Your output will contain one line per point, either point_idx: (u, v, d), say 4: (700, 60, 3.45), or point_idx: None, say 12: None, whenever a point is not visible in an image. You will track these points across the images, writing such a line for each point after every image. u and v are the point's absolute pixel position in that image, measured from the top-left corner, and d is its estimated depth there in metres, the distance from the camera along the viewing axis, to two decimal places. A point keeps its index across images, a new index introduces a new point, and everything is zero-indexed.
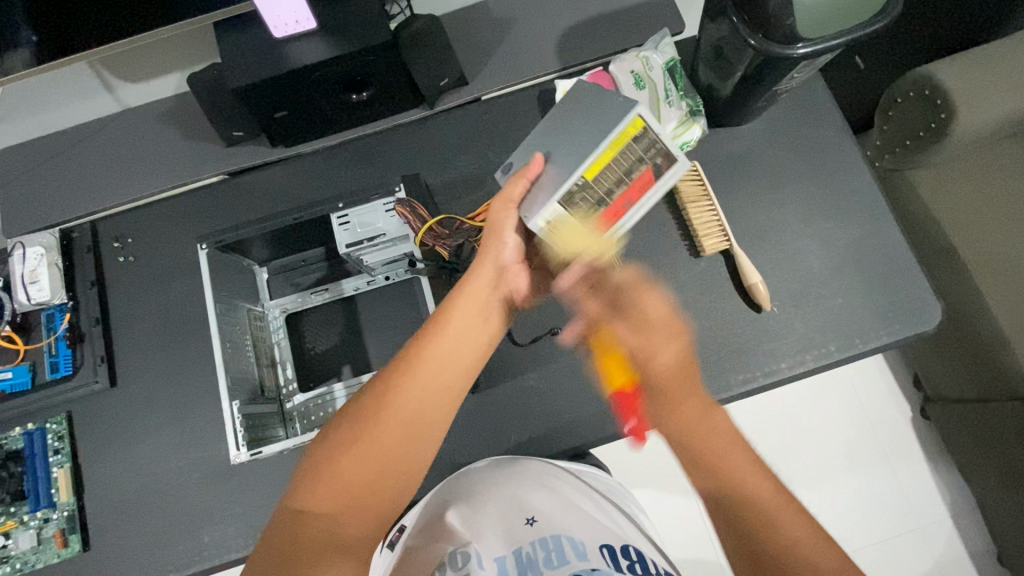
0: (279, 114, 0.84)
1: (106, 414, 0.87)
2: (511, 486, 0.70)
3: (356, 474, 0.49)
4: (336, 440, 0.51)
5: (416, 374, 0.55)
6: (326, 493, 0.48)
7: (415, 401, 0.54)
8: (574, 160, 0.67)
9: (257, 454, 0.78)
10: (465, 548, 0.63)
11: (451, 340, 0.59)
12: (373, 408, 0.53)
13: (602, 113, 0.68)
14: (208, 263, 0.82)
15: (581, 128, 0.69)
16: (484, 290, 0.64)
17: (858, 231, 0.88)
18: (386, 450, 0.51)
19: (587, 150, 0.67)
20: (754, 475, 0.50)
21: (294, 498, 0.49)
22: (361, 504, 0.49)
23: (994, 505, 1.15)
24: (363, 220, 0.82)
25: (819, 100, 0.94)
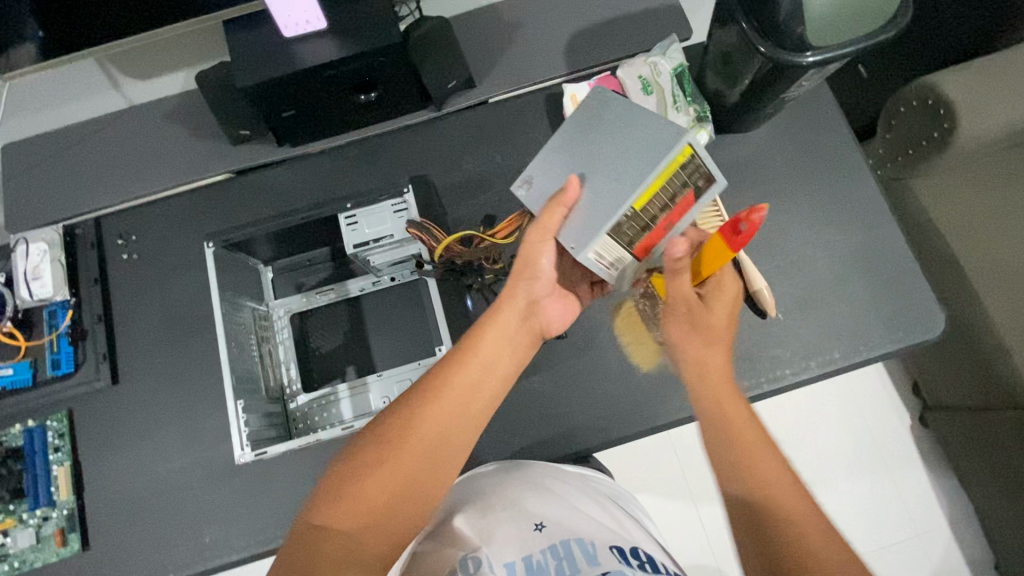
0: (286, 113, 0.84)
1: (108, 412, 0.87)
2: (517, 491, 0.70)
3: (380, 490, 0.51)
4: (362, 457, 0.53)
5: (442, 400, 0.57)
6: (348, 510, 0.50)
7: (441, 426, 0.56)
8: (616, 187, 0.62)
9: (262, 454, 0.78)
10: (475, 554, 0.61)
11: (478, 368, 0.61)
12: (398, 429, 0.55)
13: (639, 130, 0.63)
14: (214, 261, 0.81)
15: (621, 150, 0.63)
16: (511, 321, 0.66)
17: (862, 238, 0.89)
18: (409, 471, 0.53)
19: (633, 177, 0.61)
20: (781, 478, 0.54)
21: (315, 513, 0.50)
22: (377, 521, 0.50)
23: (993, 513, 1.15)
24: (371, 220, 0.82)
25: (824, 107, 0.94)
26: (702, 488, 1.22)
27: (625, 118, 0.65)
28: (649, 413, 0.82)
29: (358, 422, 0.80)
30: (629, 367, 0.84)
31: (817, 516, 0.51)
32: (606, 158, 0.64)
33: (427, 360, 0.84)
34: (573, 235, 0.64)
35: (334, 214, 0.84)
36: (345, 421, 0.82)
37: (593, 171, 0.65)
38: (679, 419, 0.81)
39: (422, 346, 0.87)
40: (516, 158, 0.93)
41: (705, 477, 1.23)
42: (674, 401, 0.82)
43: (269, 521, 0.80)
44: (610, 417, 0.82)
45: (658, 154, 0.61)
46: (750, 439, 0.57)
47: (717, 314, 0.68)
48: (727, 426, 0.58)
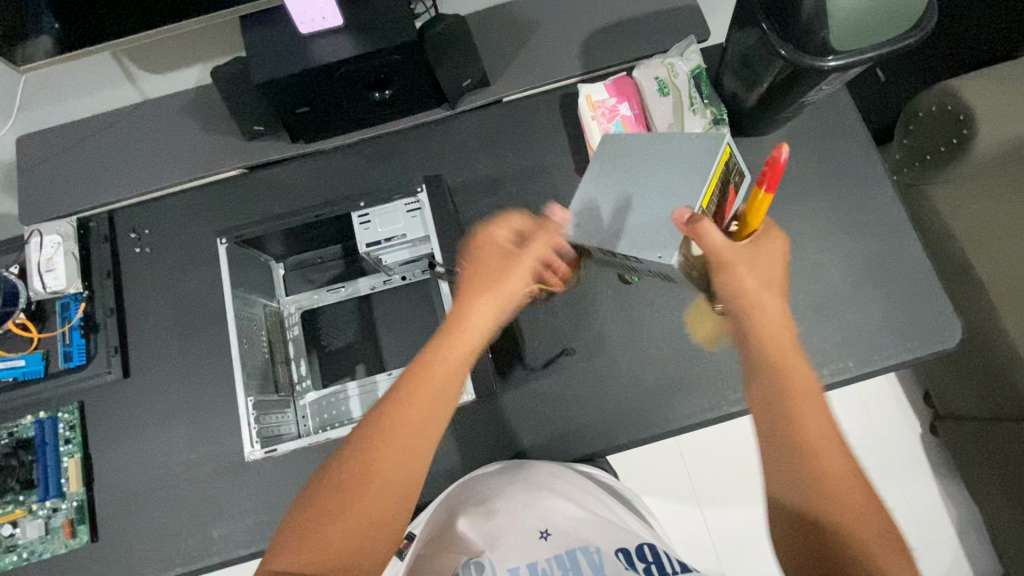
0: (301, 110, 0.84)
1: (118, 405, 0.87)
2: (520, 491, 0.69)
3: (335, 538, 0.50)
4: (318, 506, 0.52)
5: (390, 438, 0.53)
6: (308, 558, 0.50)
7: (391, 466, 0.53)
8: (685, 196, 0.67)
9: (271, 451, 0.78)
10: (478, 559, 0.68)
11: (433, 393, 0.56)
12: (349, 478, 0.52)
13: (675, 150, 0.69)
14: (227, 256, 0.82)
15: (666, 169, 0.69)
16: (466, 347, 0.60)
17: (878, 246, 0.88)
18: (363, 518, 0.51)
19: (694, 182, 0.67)
20: (848, 480, 0.51)
21: (280, 559, 0.51)
22: (338, 568, 0.50)
23: (1004, 526, 1.14)
24: (384, 219, 0.83)
25: (843, 112, 0.93)
26: (708, 492, 1.21)
27: (652, 149, 0.71)
28: (659, 419, 0.81)
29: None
30: (639, 372, 0.83)
31: (870, 514, 0.50)
32: (652, 180, 0.69)
33: None
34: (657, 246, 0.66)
35: (347, 212, 0.84)
36: (355, 419, 0.82)
37: (642, 199, 0.69)
38: (689, 425, 0.81)
39: None
40: (529, 157, 0.92)
41: (711, 482, 1.22)
42: (683, 407, 0.81)
43: (276, 517, 0.80)
44: (618, 420, 0.82)
45: (708, 159, 0.67)
46: (818, 432, 0.53)
47: (766, 261, 0.64)
48: (791, 410, 0.54)
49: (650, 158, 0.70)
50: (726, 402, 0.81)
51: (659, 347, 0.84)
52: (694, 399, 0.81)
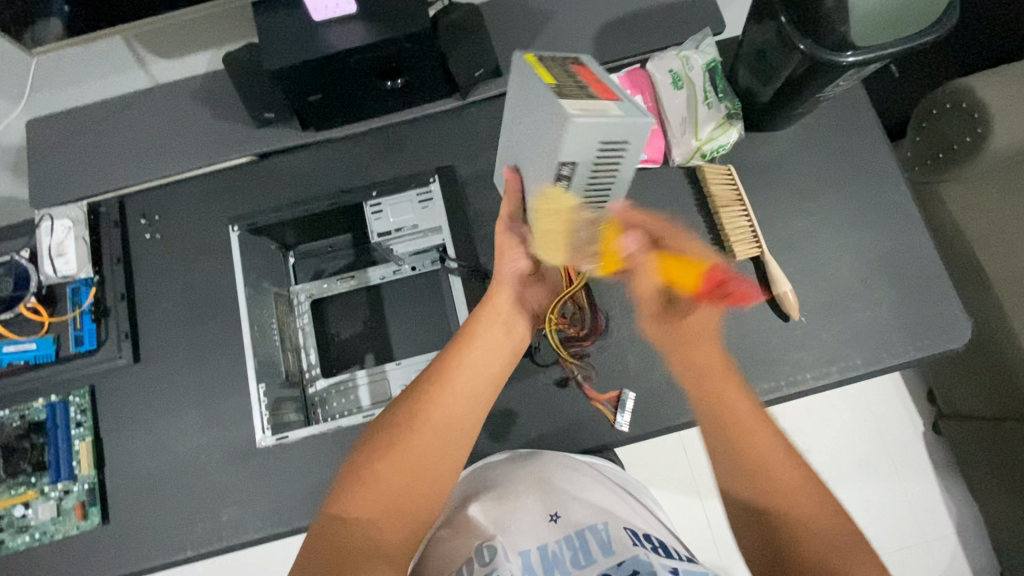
0: (313, 97, 0.83)
1: (129, 390, 0.88)
2: (535, 475, 0.70)
3: (392, 481, 0.53)
4: (378, 447, 0.54)
5: (450, 383, 0.59)
6: (368, 496, 0.52)
7: (448, 408, 0.57)
8: (541, 100, 0.56)
9: (283, 438, 0.78)
10: (490, 542, 0.61)
11: (480, 351, 0.62)
12: (409, 417, 0.56)
13: (519, 125, 0.64)
14: (237, 244, 0.82)
15: (524, 124, 0.62)
16: (504, 307, 0.66)
17: (890, 244, 0.87)
18: (423, 453, 0.54)
19: (532, 89, 0.58)
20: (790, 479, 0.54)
21: (337, 502, 0.52)
22: (398, 509, 0.52)
23: (1004, 524, 1.14)
24: (395, 209, 0.83)
25: (858, 107, 0.92)
26: (710, 485, 1.22)
27: (510, 137, 0.69)
28: (666, 413, 0.81)
29: (376, 409, 0.80)
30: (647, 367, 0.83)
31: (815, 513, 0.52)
32: (521, 148, 0.65)
33: None
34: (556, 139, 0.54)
35: (359, 202, 0.84)
36: (364, 408, 0.82)
37: (533, 158, 0.62)
38: (695, 419, 0.81)
39: (440, 336, 0.86)
40: None
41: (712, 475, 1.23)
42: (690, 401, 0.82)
43: (285, 503, 0.80)
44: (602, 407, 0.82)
45: (529, 78, 0.59)
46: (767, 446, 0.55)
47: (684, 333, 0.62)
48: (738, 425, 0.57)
49: (518, 140, 0.66)
50: None
51: None
52: None
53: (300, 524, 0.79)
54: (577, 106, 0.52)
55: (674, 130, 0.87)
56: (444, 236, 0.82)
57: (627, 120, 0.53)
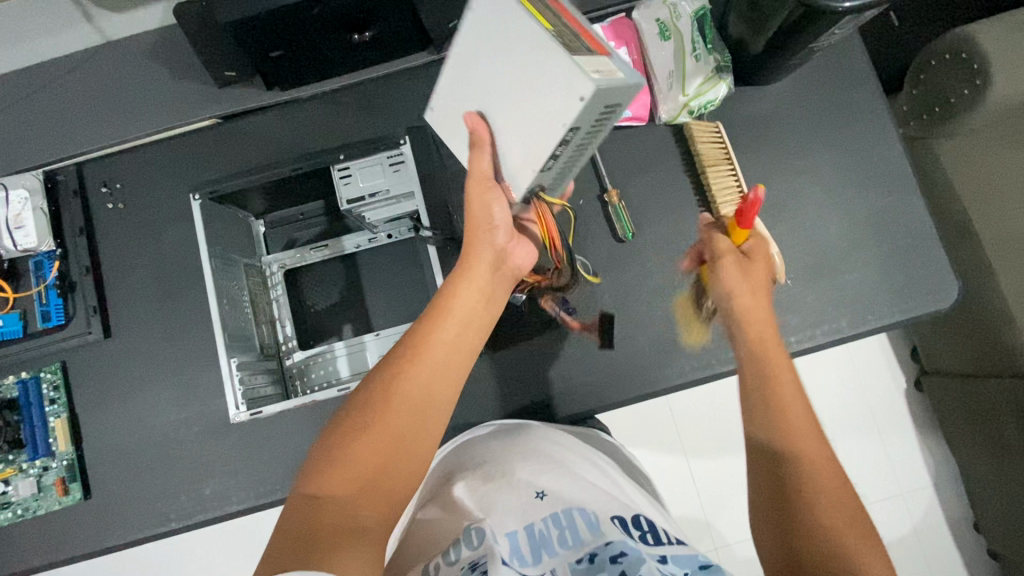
0: (275, 53, 0.78)
1: (103, 366, 0.86)
2: (523, 451, 0.69)
3: (368, 458, 0.52)
4: (352, 426, 0.53)
5: (425, 358, 0.57)
6: (342, 476, 0.51)
7: (423, 384, 0.56)
8: (540, 49, 0.50)
9: (257, 413, 0.74)
10: (479, 523, 0.58)
11: (457, 324, 0.60)
12: (382, 395, 0.55)
13: (476, 65, 0.56)
14: (200, 214, 0.76)
15: (490, 59, 0.55)
16: (482, 278, 0.64)
17: (881, 204, 0.85)
18: (398, 431, 0.54)
19: (517, 27, 0.52)
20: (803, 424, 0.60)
21: (312, 483, 0.51)
22: (374, 486, 0.51)
23: (980, 476, 1.18)
24: (366, 173, 0.75)
25: (854, 57, 0.88)
26: (694, 443, 1.24)
27: (451, 65, 0.58)
28: (650, 378, 0.81)
29: (353, 382, 0.78)
30: (631, 332, 0.82)
31: (824, 463, 0.57)
32: (478, 88, 0.57)
33: None
34: (565, 98, 0.49)
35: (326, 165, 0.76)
36: (344, 379, 0.80)
37: (504, 105, 0.55)
38: (678, 384, 0.81)
39: (419, 305, 0.84)
40: None
41: (697, 433, 1.25)
42: (674, 365, 0.81)
43: (268, 475, 0.80)
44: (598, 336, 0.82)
45: (508, 10, 0.52)
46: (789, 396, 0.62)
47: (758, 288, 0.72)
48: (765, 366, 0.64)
49: (473, 75, 0.57)
50: (718, 361, 0.80)
51: (650, 307, 0.83)
52: (685, 358, 0.81)
53: (284, 495, 0.80)
54: (589, 66, 0.49)
55: (660, 84, 0.83)
56: (419, 204, 0.75)
57: (634, 79, 0.51)
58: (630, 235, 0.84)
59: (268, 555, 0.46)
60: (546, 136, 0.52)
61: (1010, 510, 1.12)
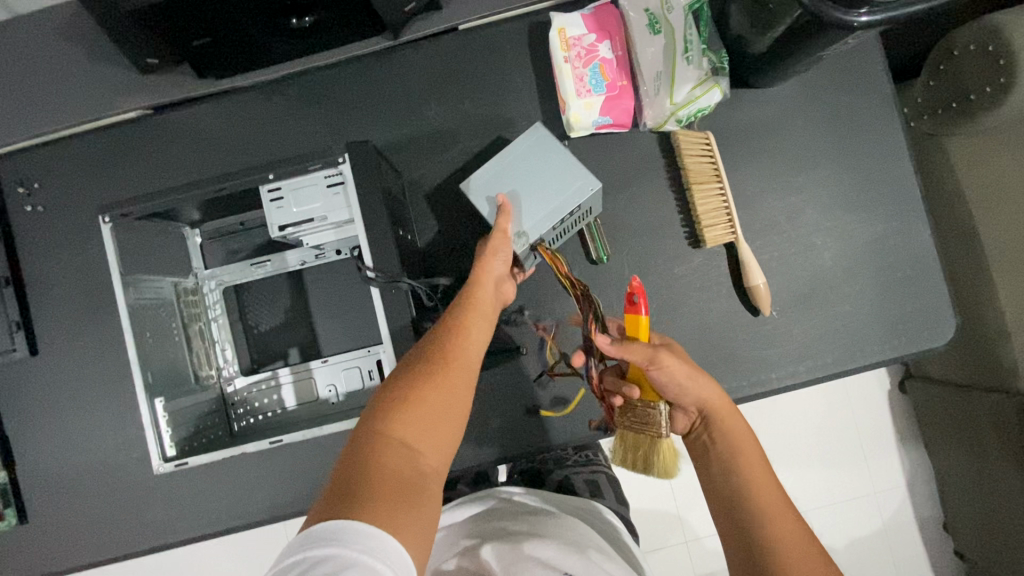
0: (198, 41, 0.66)
1: (32, 385, 0.80)
2: (549, 522, 0.62)
3: (432, 406, 0.49)
4: (411, 377, 0.51)
5: (473, 324, 0.56)
6: (406, 421, 0.48)
7: (473, 348, 0.55)
8: (563, 162, 0.69)
9: (183, 464, 0.65)
10: None
11: (493, 302, 0.60)
12: (437, 352, 0.53)
13: (510, 164, 0.69)
14: (113, 240, 0.65)
15: (521, 161, 0.69)
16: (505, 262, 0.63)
17: (881, 229, 0.77)
18: (456, 390, 0.51)
19: (547, 148, 0.70)
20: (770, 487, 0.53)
21: (375, 425, 0.48)
22: (435, 437, 0.48)
23: (956, 488, 1.16)
24: (299, 196, 0.66)
25: (868, 55, 0.77)
26: None
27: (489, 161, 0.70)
28: None
29: (285, 434, 0.67)
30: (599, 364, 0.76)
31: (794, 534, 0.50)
32: (509, 182, 0.69)
33: (377, 347, 0.75)
34: (583, 188, 0.67)
35: (251, 182, 0.65)
36: (289, 410, 0.75)
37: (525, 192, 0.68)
38: None
39: (374, 328, 0.77)
40: (488, 107, 0.78)
41: None
42: None
43: (214, 504, 0.76)
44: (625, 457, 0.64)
45: (542, 139, 0.70)
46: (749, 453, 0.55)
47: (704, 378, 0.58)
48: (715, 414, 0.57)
49: (503, 172, 0.69)
50: None
51: None
52: None
53: (232, 524, 0.76)
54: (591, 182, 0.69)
55: (647, 85, 0.73)
56: (359, 233, 0.64)
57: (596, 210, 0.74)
58: (604, 256, 0.77)
59: (321, 511, 0.41)
60: (561, 210, 0.67)
61: (984, 527, 1.11)
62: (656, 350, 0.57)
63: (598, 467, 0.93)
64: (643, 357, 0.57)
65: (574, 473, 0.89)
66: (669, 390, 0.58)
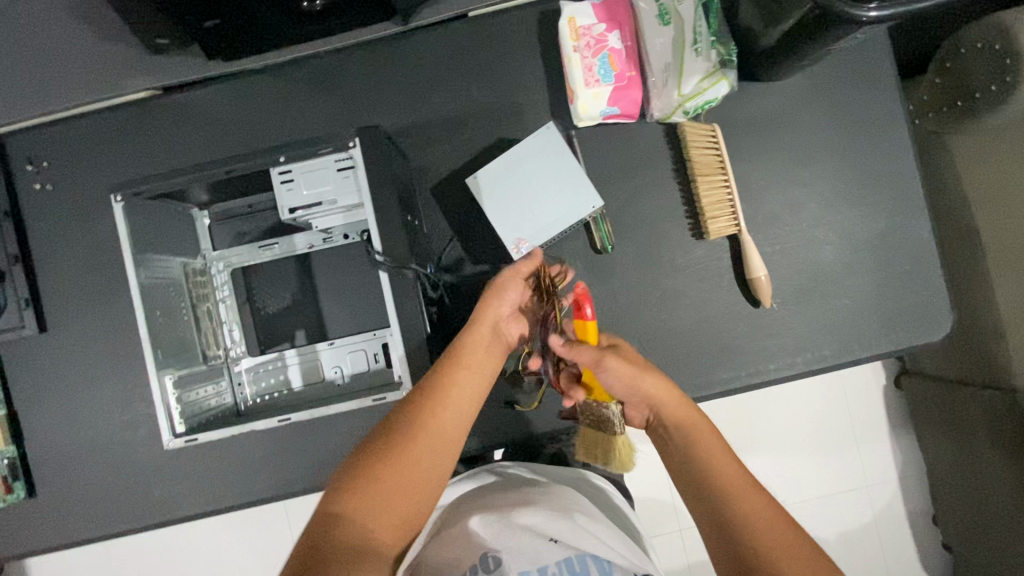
0: (208, 23, 0.65)
1: (41, 361, 0.81)
2: (537, 490, 0.63)
3: (393, 483, 0.51)
4: (378, 451, 0.53)
5: (448, 396, 0.57)
6: (366, 493, 0.50)
7: (445, 420, 0.56)
8: (569, 170, 0.73)
9: (192, 440, 0.66)
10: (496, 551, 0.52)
11: (474, 370, 0.61)
12: (408, 425, 0.55)
13: (520, 165, 0.74)
14: (124, 218, 0.66)
15: (531, 163, 0.74)
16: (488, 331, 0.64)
17: (881, 224, 0.78)
18: (419, 468, 0.53)
19: (557, 153, 0.73)
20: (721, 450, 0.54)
21: (335, 496, 0.50)
22: (390, 511, 0.50)
23: (946, 482, 1.18)
24: (309, 178, 0.66)
25: (876, 51, 0.78)
26: None
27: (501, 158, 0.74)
28: None
29: (293, 413, 0.69)
30: None
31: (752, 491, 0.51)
32: (513, 180, 0.74)
33: (382, 331, 0.76)
34: (584, 201, 0.73)
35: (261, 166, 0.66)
36: (295, 390, 0.76)
37: (530, 196, 0.73)
38: None
39: (379, 312, 0.78)
40: (497, 94, 0.79)
41: None
42: None
43: (219, 482, 0.78)
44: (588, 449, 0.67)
45: (553, 142, 0.73)
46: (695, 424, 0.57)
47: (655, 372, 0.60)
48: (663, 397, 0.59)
49: (507, 171, 0.74)
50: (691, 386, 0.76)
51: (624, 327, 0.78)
52: None
53: (236, 502, 0.77)
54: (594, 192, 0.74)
55: (654, 77, 0.73)
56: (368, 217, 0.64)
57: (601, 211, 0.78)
58: (608, 245, 0.78)
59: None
60: (561, 220, 0.73)
61: (972, 520, 1.13)
62: (602, 354, 0.58)
63: None
64: (591, 361, 0.58)
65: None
66: (618, 390, 0.59)
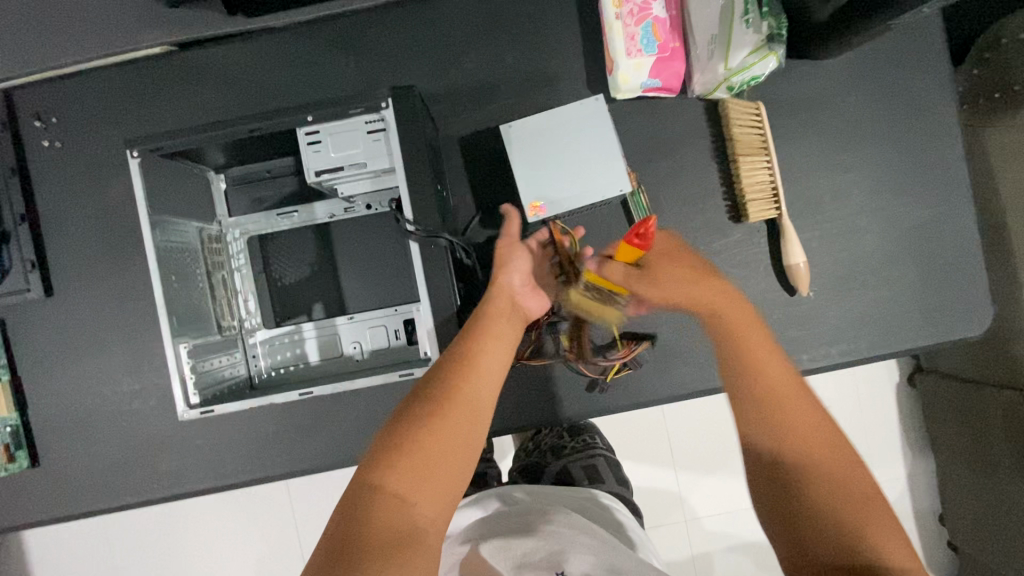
0: None
1: (46, 326, 0.78)
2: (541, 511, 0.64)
3: (433, 452, 0.47)
4: (412, 421, 0.49)
5: (480, 360, 0.54)
6: (405, 466, 0.46)
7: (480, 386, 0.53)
8: (607, 146, 0.70)
9: (208, 412, 0.64)
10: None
11: (503, 335, 0.58)
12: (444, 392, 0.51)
13: (559, 129, 0.70)
14: (139, 175, 0.62)
15: (572, 130, 0.70)
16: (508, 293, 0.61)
17: (923, 213, 0.75)
18: (460, 436, 0.49)
19: (598, 126, 0.70)
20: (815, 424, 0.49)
21: (373, 472, 0.46)
22: (432, 484, 0.46)
23: (958, 482, 1.16)
24: (337, 140, 0.63)
25: (926, 32, 0.74)
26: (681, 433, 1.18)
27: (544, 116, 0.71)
28: (643, 388, 0.74)
29: (313, 386, 0.66)
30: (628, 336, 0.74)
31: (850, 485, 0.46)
32: (547, 144, 0.70)
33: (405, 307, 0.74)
34: (615, 180, 0.69)
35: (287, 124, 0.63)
36: (312, 365, 0.73)
37: (562, 162, 0.70)
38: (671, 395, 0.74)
39: (399, 288, 0.75)
40: (530, 63, 0.75)
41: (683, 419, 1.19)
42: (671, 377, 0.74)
43: (229, 455, 0.75)
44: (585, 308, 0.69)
45: (599, 114, 0.70)
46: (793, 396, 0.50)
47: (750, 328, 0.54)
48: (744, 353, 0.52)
49: (546, 133, 0.71)
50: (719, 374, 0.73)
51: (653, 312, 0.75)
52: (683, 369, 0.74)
53: (246, 478, 0.75)
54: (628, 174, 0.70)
55: (698, 49, 0.70)
56: (399, 182, 0.61)
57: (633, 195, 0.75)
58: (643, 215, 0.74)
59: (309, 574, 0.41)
60: (585, 193, 0.69)
61: (982, 521, 1.12)
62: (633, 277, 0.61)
63: (595, 452, 0.95)
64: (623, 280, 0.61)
65: (572, 462, 0.91)
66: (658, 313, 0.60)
